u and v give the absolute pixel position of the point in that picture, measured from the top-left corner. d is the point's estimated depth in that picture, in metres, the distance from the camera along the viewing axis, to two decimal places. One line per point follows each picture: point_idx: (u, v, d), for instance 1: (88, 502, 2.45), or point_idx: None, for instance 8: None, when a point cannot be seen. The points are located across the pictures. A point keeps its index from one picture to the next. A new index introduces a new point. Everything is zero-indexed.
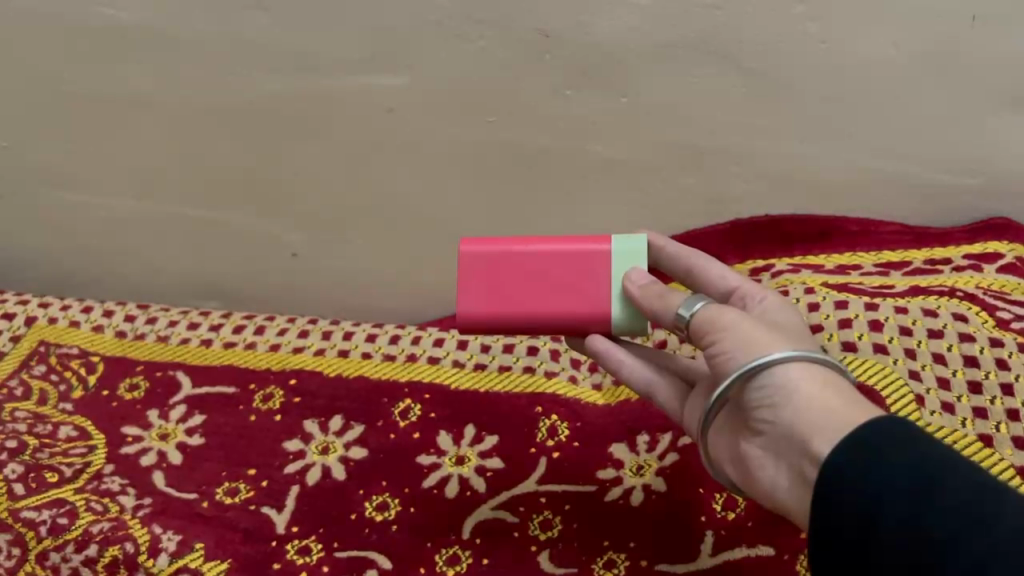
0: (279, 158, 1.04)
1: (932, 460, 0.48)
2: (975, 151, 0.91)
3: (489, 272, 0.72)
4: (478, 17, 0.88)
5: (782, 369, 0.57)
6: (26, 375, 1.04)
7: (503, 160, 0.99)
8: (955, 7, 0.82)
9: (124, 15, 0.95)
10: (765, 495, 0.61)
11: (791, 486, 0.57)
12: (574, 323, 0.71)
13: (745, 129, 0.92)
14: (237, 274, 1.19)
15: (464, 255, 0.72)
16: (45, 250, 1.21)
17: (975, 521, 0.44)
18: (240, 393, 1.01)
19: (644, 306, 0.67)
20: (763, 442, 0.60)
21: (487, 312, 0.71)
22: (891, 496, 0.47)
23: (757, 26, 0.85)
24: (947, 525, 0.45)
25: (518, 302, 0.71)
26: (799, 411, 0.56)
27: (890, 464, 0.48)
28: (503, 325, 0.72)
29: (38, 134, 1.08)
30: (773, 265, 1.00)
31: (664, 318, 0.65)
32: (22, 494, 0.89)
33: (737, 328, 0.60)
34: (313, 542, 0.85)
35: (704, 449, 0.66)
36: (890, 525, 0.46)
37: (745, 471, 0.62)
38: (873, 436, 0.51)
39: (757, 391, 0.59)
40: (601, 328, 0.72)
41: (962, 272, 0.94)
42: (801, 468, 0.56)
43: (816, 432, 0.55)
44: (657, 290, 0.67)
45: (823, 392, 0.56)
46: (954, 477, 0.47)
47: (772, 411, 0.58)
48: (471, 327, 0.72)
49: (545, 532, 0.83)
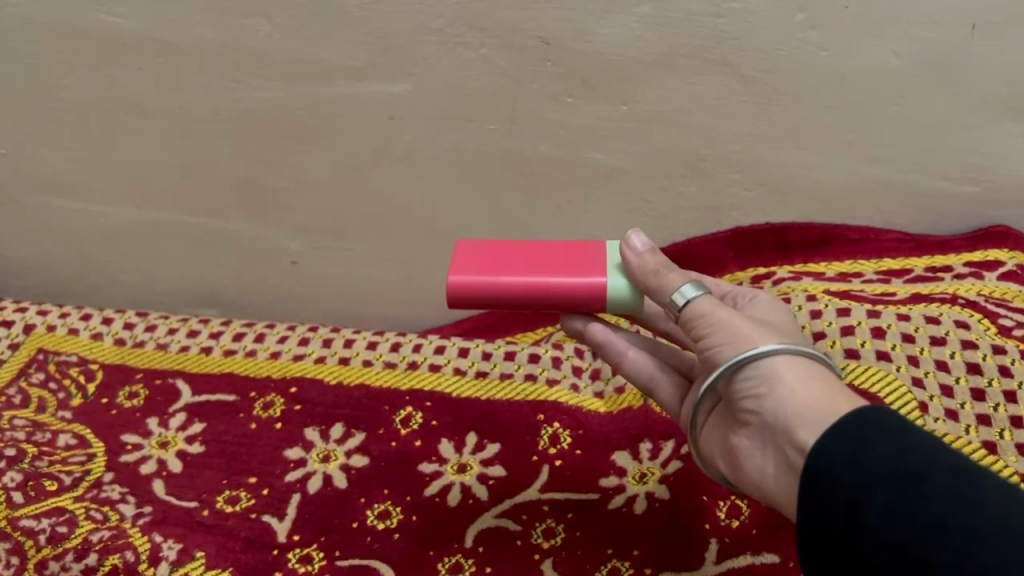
0: (279, 164, 1.04)
1: (917, 451, 0.48)
2: (974, 159, 0.91)
3: (482, 251, 0.74)
4: (479, 25, 0.88)
5: (767, 361, 0.58)
6: (25, 382, 1.03)
7: (503, 169, 0.99)
8: (956, 16, 0.82)
9: (123, 22, 0.95)
10: (754, 486, 0.61)
11: (776, 474, 0.58)
12: (571, 294, 0.70)
13: (743, 138, 0.93)
14: (236, 282, 1.19)
15: (460, 244, 0.75)
16: (43, 258, 1.21)
17: (957, 508, 0.44)
18: (240, 400, 1.01)
19: (640, 280, 0.67)
20: (750, 432, 0.61)
21: (485, 278, 0.71)
22: (876, 484, 0.47)
23: (759, 35, 0.85)
24: (931, 513, 0.44)
25: (509, 270, 0.71)
26: (782, 401, 0.57)
27: (875, 456, 0.48)
28: (500, 295, 0.71)
29: (38, 142, 1.07)
30: (774, 273, 1.01)
31: (661, 297, 0.65)
32: (21, 503, 0.88)
33: (727, 323, 0.61)
34: (314, 550, 0.85)
35: (696, 447, 0.67)
36: (879, 519, 0.46)
37: (734, 463, 0.63)
38: (859, 428, 0.51)
39: (743, 382, 0.59)
40: (597, 299, 0.70)
41: (963, 280, 0.96)
42: (784, 456, 0.57)
43: (800, 422, 0.55)
44: (654, 267, 0.66)
45: (807, 382, 0.57)
46: (938, 466, 0.46)
47: (756, 401, 0.59)
48: (467, 296, 0.71)
49: (548, 539, 0.83)
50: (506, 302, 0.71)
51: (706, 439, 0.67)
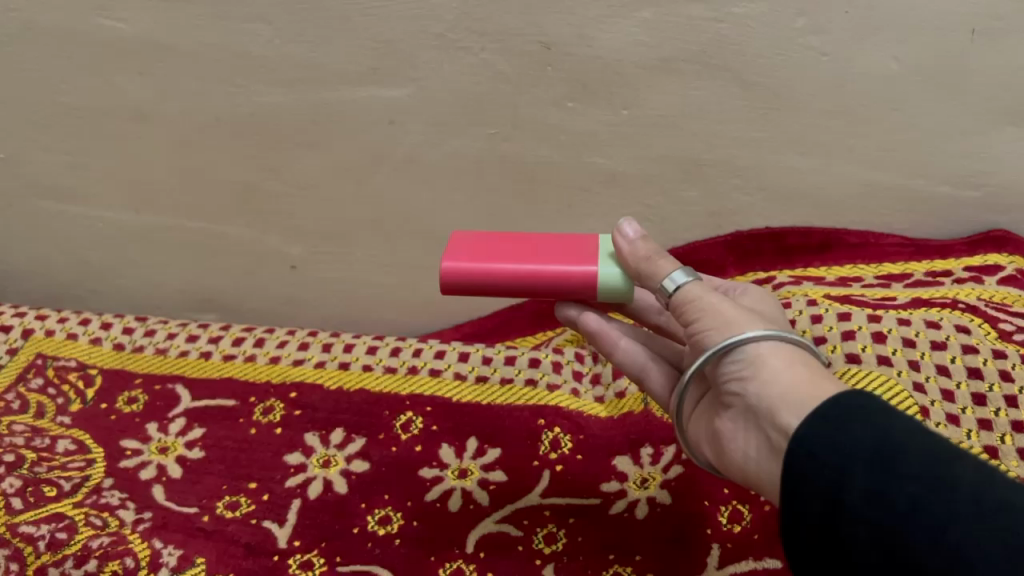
0: (279, 168, 1.04)
1: (895, 434, 0.48)
2: (975, 164, 0.91)
3: (475, 240, 0.74)
4: (479, 30, 0.88)
5: (753, 346, 0.58)
6: (24, 388, 1.03)
7: (503, 175, 0.99)
8: (956, 22, 0.82)
9: (124, 27, 0.94)
10: (737, 468, 0.61)
11: (759, 456, 0.58)
12: (564, 282, 0.70)
13: (745, 143, 0.93)
14: (235, 288, 1.19)
15: (456, 234, 0.75)
16: (42, 263, 1.21)
17: (932, 487, 0.45)
18: (240, 406, 1.01)
19: (632, 267, 0.67)
20: (735, 416, 0.61)
21: (476, 265, 0.71)
22: (855, 466, 0.47)
23: (760, 40, 0.85)
24: (907, 493, 0.45)
25: (500, 258, 0.71)
26: (766, 385, 0.57)
27: (854, 440, 0.48)
28: (490, 281, 0.71)
29: (37, 147, 1.07)
30: (774, 278, 1.01)
31: (650, 283, 0.65)
32: (20, 509, 0.87)
33: (716, 309, 0.61)
34: (314, 556, 0.84)
35: (683, 434, 0.67)
36: (857, 501, 0.46)
37: (719, 447, 0.63)
38: (840, 414, 0.51)
39: (728, 366, 0.60)
40: (590, 287, 0.70)
41: (963, 284, 0.95)
42: (768, 438, 0.57)
43: (782, 406, 0.55)
44: (645, 254, 0.66)
45: (792, 366, 0.57)
46: (915, 447, 0.47)
47: (741, 384, 0.59)
48: (458, 283, 0.71)
49: (549, 545, 0.83)
50: (499, 289, 0.71)
51: (694, 426, 0.67)
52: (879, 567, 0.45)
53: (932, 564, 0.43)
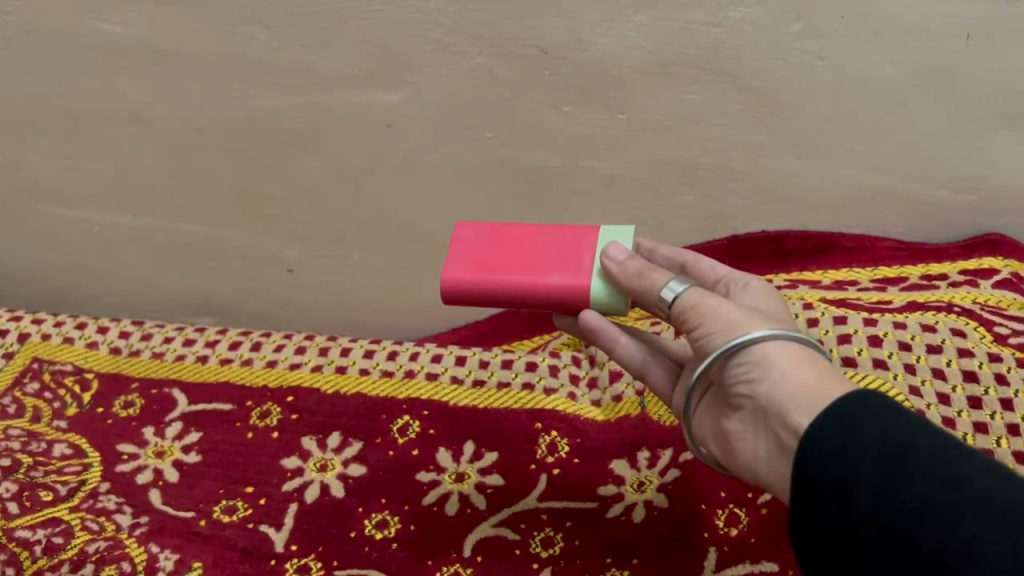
0: (276, 171, 1.04)
1: (903, 432, 0.48)
2: (973, 168, 0.92)
3: (478, 241, 0.74)
4: (477, 34, 0.88)
5: (760, 346, 0.58)
6: (19, 392, 1.02)
7: (501, 178, 0.99)
8: (953, 25, 0.82)
9: (121, 30, 0.94)
10: (746, 467, 0.61)
11: (769, 455, 0.58)
12: (562, 294, 0.70)
13: (742, 146, 0.93)
14: (232, 291, 1.19)
15: (460, 232, 0.75)
16: (37, 266, 1.20)
17: (942, 486, 0.45)
18: (236, 410, 1.00)
19: (624, 284, 0.67)
20: (744, 416, 0.61)
21: (476, 280, 0.71)
22: (863, 467, 0.47)
23: (758, 44, 0.85)
24: (916, 492, 0.45)
25: (500, 270, 0.71)
26: (775, 385, 0.57)
27: (859, 438, 0.49)
28: (491, 294, 0.71)
29: (33, 150, 1.07)
30: (772, 281, 1.01)
31: (646, 296, 0.66)
32: (16, 514, 0.87)
33: (718, 312, 0.61)
34: (313, 560, 0.85)
35: (688, 432, 0.68)
36: (866, 502, 0.46)
37: (727, 445, 0.64)
38: (848, 413, 0.51)
39: (735, 367, 0.60)
40: (585, 300, 0.70)
41: (958, 288, 0.96)
42: (778, 437, 0.57)
43: (793, 405, 0.55)
44: (636, 270, 0.67)
45: (799, 365, 0.57)
46: (923, 444, 0.47)
47: (749, 385, 0.59)
48: (461, 297, 0.72)
49: (546, 548, 0.83)
50: (501, 301, 0.72)
51: (699, 424, 0.68)
52: (884, 566, 0.45)
53: (942, 562, 0.43)
